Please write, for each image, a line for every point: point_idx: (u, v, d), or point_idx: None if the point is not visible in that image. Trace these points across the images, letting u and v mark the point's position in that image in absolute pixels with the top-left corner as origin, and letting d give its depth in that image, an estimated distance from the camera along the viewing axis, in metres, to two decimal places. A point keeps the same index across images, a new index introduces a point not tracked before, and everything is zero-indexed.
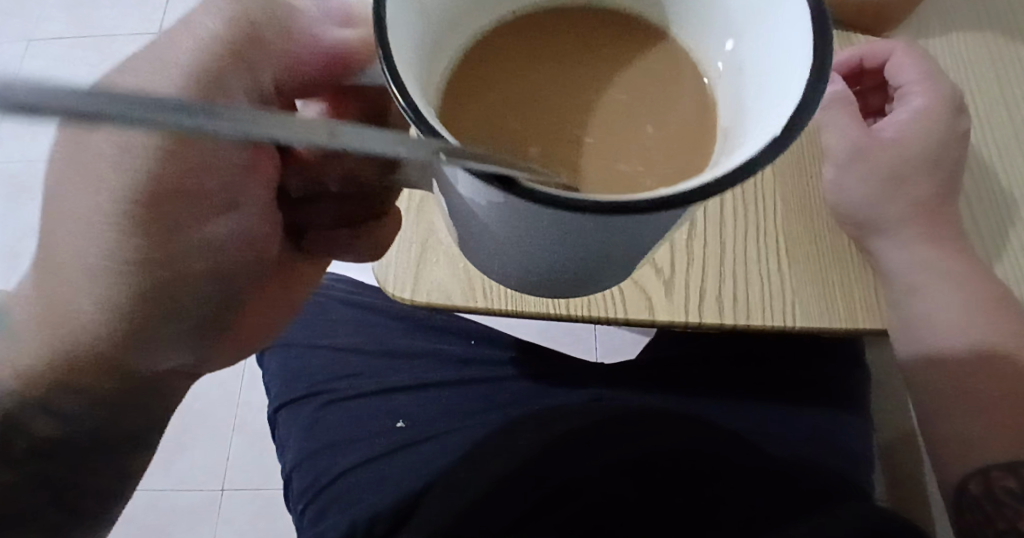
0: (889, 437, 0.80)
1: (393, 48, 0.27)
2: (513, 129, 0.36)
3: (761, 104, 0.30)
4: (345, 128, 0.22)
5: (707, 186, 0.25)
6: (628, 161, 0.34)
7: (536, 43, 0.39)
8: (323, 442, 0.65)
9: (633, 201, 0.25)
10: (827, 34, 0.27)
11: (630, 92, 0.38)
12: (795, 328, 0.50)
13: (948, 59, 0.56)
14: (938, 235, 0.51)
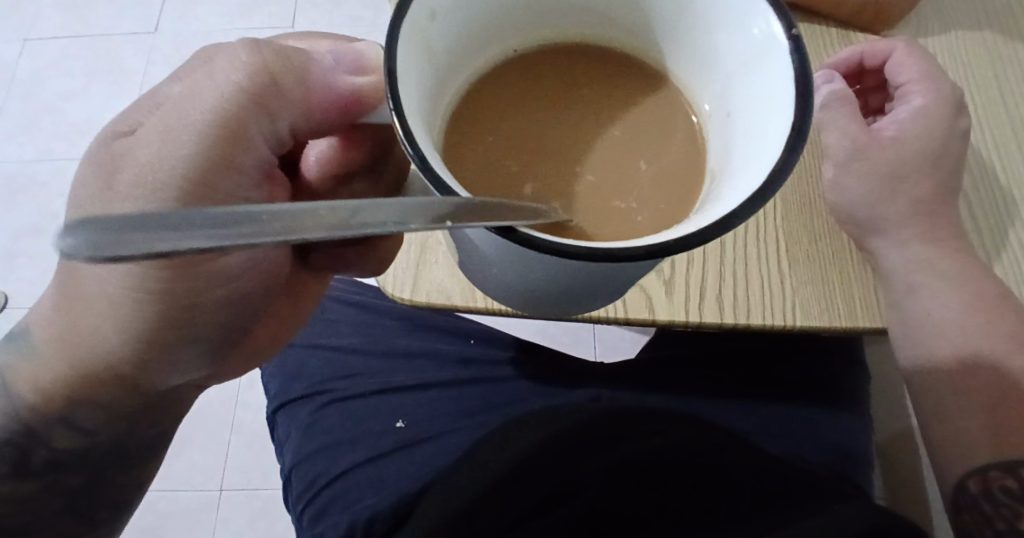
0: (889, 434, 0.80)
1: (403, 95, 0.29)
2: (512, 165, 0.37)
3: (746, 152, 0.31)
4: (370, 209, 0.22)
5: (691, 238, 0.27)
6: (622, 197, 0.36)
7: (534, 71, 0.40)
8: (322, 442, 0.64)
9: (623, 250, 0.27)
10: (809, 97, 0.29)
11: (625, 123, 0.39)
12: (795, 327, 0.50)
13: (948, 58, 0.56)
14: (938, 234, 0.51)
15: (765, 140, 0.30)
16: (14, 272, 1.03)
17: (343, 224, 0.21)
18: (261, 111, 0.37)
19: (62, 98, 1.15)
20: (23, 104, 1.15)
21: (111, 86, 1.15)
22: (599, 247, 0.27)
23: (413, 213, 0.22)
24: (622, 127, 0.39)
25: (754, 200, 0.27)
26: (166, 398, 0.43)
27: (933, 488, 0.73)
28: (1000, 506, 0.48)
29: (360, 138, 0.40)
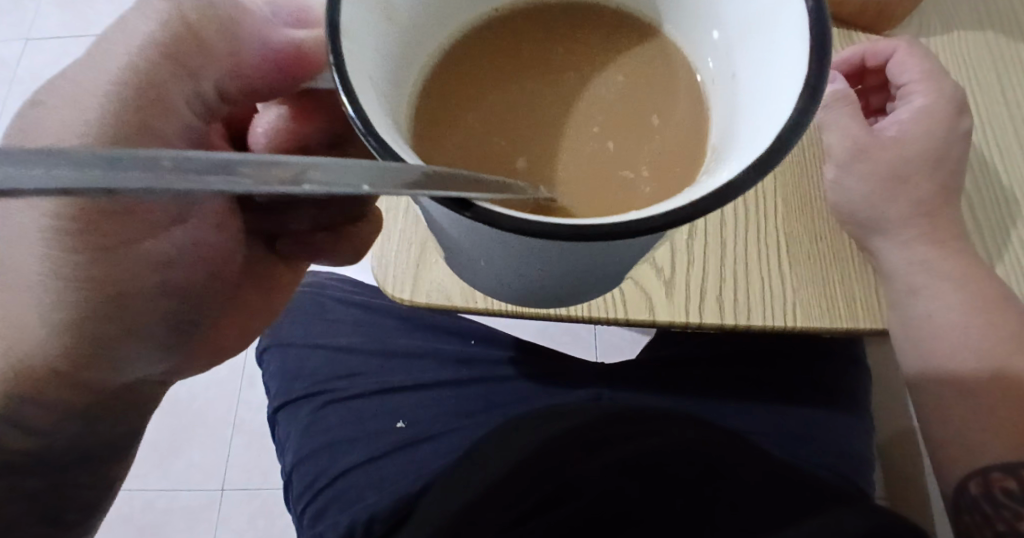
0: (889, 434, 0.80)
1: (348, 57, 0.26)
2: (494, 143, 0.36)
3: (751, 107, 0.29)
4: (330, 164, 0.20)
5: (680, 212, 0.24)
6: (620, 173, 0.34)
7: (512, 47, 0.39)
8: (322, 441, 0.64)
9: (606, 226, 0.24)
10: (826, 34, 0.26)
11: (614, 99, 0.37)
12: (795, 327, 0.50)
13: (950, 58, 0.56)
14: (939, 235, 0.50)
15: (772, 99, 0.27)
16: None
17: (304, 179, 0.19)
18: (180, 67, 0.35)
19: None
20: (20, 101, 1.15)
21: None
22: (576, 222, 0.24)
23: (368, 177, 0.21)
24: (613, 95, 0.38)
25: (755, 167, 0.25)
26: (126, 393, 0.42)
27: (933, 488, 0.73)
28: (1001, 507, 0.48)
29: (316, 109, 0.37)
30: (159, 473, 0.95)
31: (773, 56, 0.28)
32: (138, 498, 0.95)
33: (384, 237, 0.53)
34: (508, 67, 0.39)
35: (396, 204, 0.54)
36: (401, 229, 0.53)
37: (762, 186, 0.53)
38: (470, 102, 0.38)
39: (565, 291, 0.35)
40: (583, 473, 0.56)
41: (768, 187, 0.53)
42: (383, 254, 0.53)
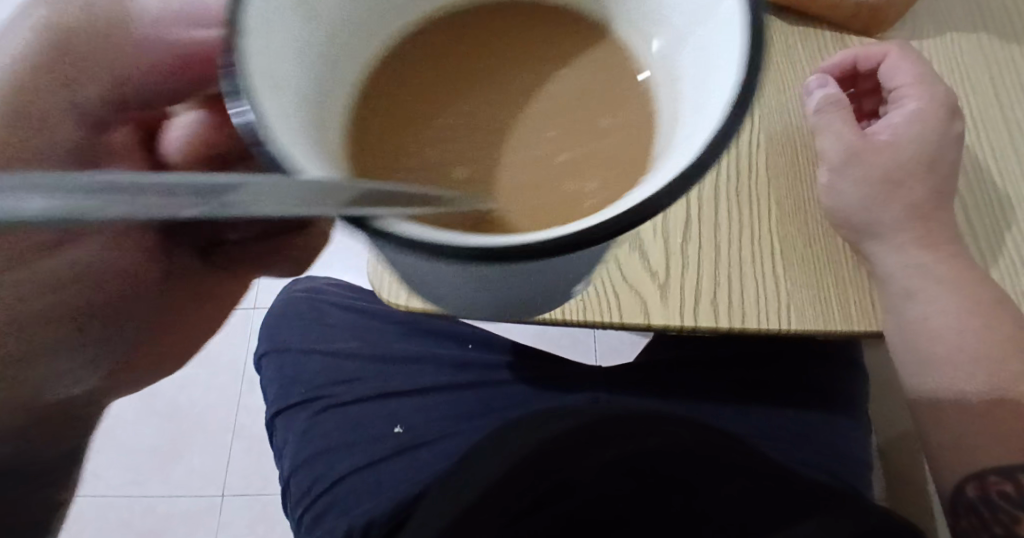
0: (889, 435, 0.80)
1: (249, 57, 0.23)
2: (435, 158, 0.30)
3: (688, 110, 0.25)
4: (254, 183, 0.18)
5: (616, 222, 0.21)
6: (571, 184, 0.28)
7: (458, 46, 0.34)
8: (320, 446, 0.65)
9: (530, 242, 0.21)
10: (757, 23, 0.23)
11: (572, 101, 0.31)
12: (790, 331, 0.50)
13: (943, 61, 0.56)
14: (934, 238, 0.50)
15: (716, 72, 0.24)
16: None
17: (214, 202, 0.17)
18: (56, 75, 0.31)
19: None
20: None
21: None
22: (496, 240, 0.21)
23: (304, 197, 0.19)
24: (568, 98, 0.32)
25: (694, 168, 0.21)
26: (83, 411, 0.39)
27: (932, 490, 0.73)
28: (999, 510, 0.49)
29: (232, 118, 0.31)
30: (159, 479, 0.95)
31: (718, 47, 0.24)
32: (139, 504, 0.95)
33: None
34: (453, 70, 0.33)
35: None
36: None
37: (756, 190, 0.53)
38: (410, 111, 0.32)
39: (523, 302, 0.33)
40: (580, 474, 0.56)
41: (761, 191, 0.53)
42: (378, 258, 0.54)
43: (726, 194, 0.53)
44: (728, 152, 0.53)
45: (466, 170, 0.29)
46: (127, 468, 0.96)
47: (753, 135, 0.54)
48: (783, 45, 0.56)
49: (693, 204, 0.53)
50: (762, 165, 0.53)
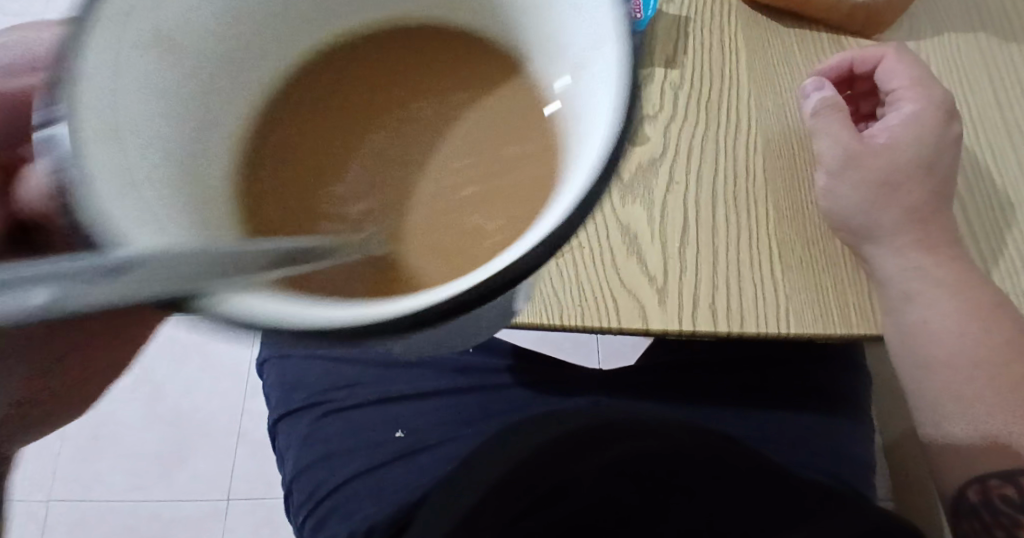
0: (892, 435, 0.80)
1: (87, 122, 0.22)
2: (325, 198, 0.29)
3: (570, 152, 0.25)
4: (88, 274, 0.17)
5: (496, 283, 0.21)
6: (467, 219, 0.27)
7: (343, 74, 0.31)
8: (322, 452, 0.65)
9: (407, 312, 0.20)
10: (631, 70, 0.23)
11: (465, 130, 0.30)
12: (790, 334, 0.50)
13: (940, 61, 0.56)
14: (932, 241, 0.50)
15: (597, 112, 0.24)
16: None
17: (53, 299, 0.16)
18: None
19: None
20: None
21: None
22: (369, 315, 0.20)
23: (166, 284, 0.18)
24: (462, 124, 0.30)
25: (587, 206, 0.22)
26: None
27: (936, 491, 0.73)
28: (1000, 514, 0.49)
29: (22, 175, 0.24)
30: (163, 484, 0.96)
31: (597, 92, 0.24)
32: (143, 510, 0.95)
33: None
34: (339, 100, 0.31)
35: None
36: None
37: (754, 193, 0.53)
38: (296, 146, 0.30)
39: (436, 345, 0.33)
40: (581, 475, 0.56)
41: (759, 194, 0.53)
42: None
43: (723, 197, 0.53)
44: (725, 155, 0.53)
45: (360, 209, 0.28)
46: (131, 474, 0.96)
47: (751, 139, 0.54)
48: (779, 48, 0.56)
49: (691, 207, 0.52)
50: (760, 169, 0.53)
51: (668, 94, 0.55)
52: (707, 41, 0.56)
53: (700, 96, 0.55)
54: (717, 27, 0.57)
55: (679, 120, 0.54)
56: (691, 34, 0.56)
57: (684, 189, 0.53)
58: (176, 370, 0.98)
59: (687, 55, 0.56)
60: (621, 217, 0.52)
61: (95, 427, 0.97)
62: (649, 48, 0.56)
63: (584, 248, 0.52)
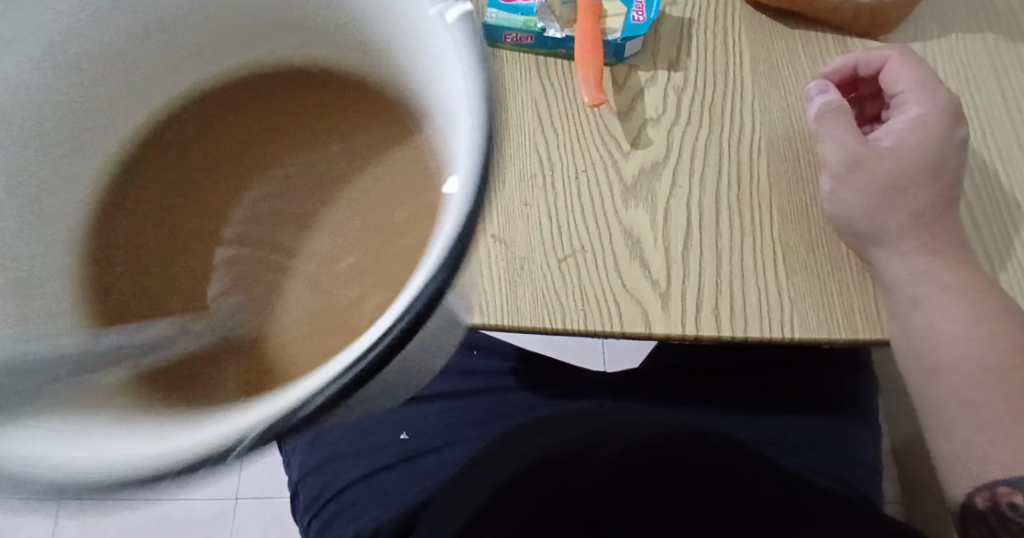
0: (901, 437, 0.79)
1: None
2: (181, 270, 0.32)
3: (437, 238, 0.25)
4: None
5: (310, 403, 0.22)
6: (343, 294, 0.29)
7: (214, 132, 0.34)
8: (327, 455, 0.65)
9: (220, 444, 0.21)
10: (482, 172, 0.23)
11: (328, 191, 0.32)
12: (794, 338, 0.49)
13: (947, 61, 0.55)
14: (938, 245, 0.50)
15: (453, 206, 0.24)
16: None
17: None
18: None
19: None
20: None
21: None
22: (180, 453, 0.21)
23: None
24: (322, 183, 0.32)
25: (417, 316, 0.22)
26: None
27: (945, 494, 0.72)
28: (1010, 522, 0.48)
29: None
30: None
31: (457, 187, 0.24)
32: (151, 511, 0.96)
33: None
34: (217, 162, 0.33)
35: None
36: None
37: (758, 198, 0.52)
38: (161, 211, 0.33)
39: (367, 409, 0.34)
40: (589, 473, 0.55)
41: (763, 198, 0.52)
42: None
43: (727, 201, 0.52)
44: (729, 159, 0.53)
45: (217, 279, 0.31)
46: None
47: (754, 141, 0.54)
48: (784, 50, 0.56)
49: (694, 210, 0.52)
50: (764, 172, 0.53)
51: (672, 97, 0.55)
52: (710, 43, 0.56)
53: (703, 99, 0.55)
54: (720, 29, 0.56)
55: (683, 124, 0.54)
56: (695, 36, 0.56)
57: (688, 192, 0.53)
58: None
59: (690, 57, 0.56)
60: (624, 220, 0.52)
61: None
62: (651, 50, 0.56)
63: (587, 251, 0.51)
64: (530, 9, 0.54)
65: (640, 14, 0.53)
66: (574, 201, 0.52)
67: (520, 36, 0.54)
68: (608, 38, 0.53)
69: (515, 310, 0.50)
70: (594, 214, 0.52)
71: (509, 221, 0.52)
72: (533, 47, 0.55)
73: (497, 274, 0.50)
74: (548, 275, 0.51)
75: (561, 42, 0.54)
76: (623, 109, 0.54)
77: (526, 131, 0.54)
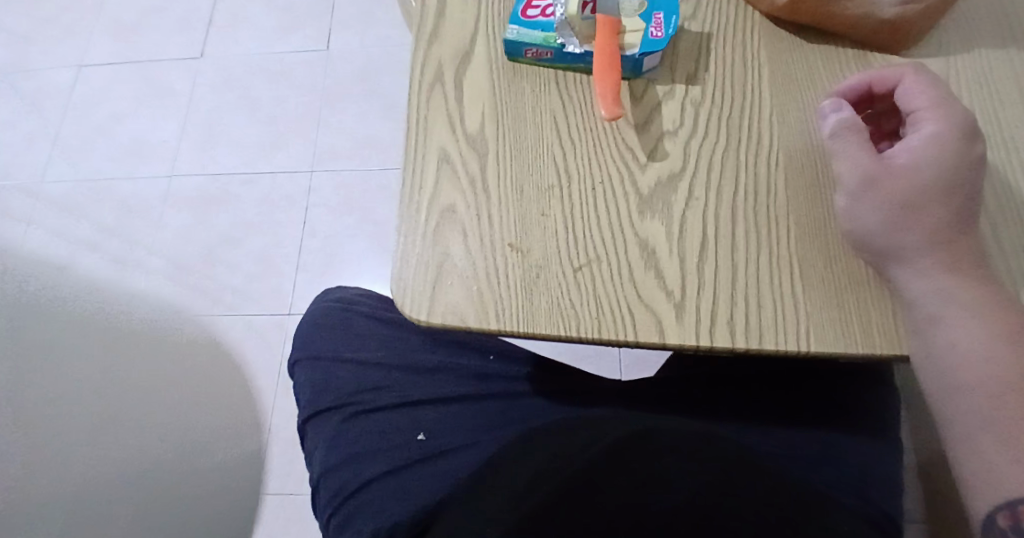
0: (929, 456, 0.78)
1: None
2: None
3: None
4: None
5: None
6: None
7: None
8: (348, 452, 0.66)
9: None
10: None
11: None
12: (809, 351, 0.49)
13: (970, 77, 0.55)
14: (958, 262, 0.49)
15: None
16: None
17: None
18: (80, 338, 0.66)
19: (115, 120, 1.30)
20: (91, 130, 1.30)
21: (161, 109, 1.30)
22: None
23: None
24: None
25: None
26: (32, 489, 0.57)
27: None
28: None
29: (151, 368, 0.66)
30: None
31: None
32: None
33: (401, 261, 0.53)
34: None
35: (410, 229, 0.54)
36: (420, 252, 0.53)
37: (774, 211, 0.53)
38: None
39: None
40: (609, 473, 0.55)
41: (779, 212, 0.52)
42: (402, 276, 0.53)
43: (743, 213, 0.53)
44: (745, 172, 0.54)
45: None
46: None
47: (772, 154, 0.54)
48: (804, 63, 0.56)
49: (710, 221, 0.53)
50: (781, 185, 0.53)
51: (689, 110, 0.55)
52: (729, 57, 0.57)
53: (719, 113, 0.55)
54: (740, 42, 0.57)
55: (700, 136, 0.55)
56: (713, 49, 0.57)
57: (704, 204, 0.53)
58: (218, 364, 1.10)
59: (709, 71, 0.56)
60: (639, 231, 0.53)
61: None
62: (670, 64, 0.57)
63: (602, 261, 0.52)
64: (550, 26, 0.56)
65: (659, 30, 0.55)
66: (588, 212, 0.53)
67: (540, 51, 0.56)
68: (626, 52, 0.55)
69: (529, 316, 0.51)
70: (609, 225, 0.53)
71: (525, 231, 0.53)
72: (553, 61, 0.57)
73: (512, 284, 0.52)
74: (562, 285, 0.52)
75: (580, 57, 0.56)
76: (640, 122, 0.55)
77: (543, 145, 0.55)
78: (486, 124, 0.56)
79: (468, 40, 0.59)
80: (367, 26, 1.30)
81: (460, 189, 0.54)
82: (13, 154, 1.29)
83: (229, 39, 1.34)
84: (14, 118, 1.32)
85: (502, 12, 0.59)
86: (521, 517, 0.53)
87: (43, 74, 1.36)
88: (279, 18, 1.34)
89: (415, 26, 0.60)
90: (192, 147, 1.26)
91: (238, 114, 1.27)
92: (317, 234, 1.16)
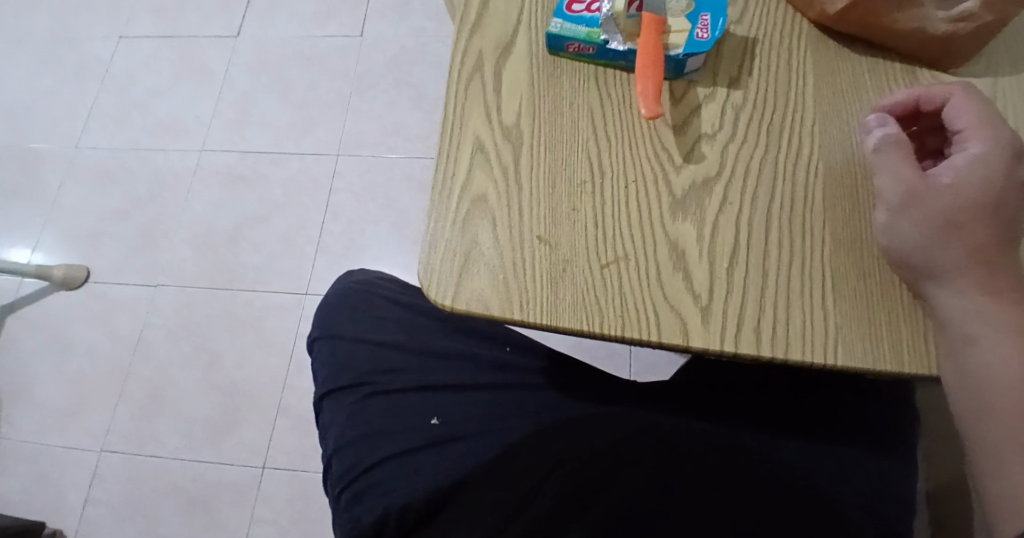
0: (947, 480, 0.78)
1: None
2: None
3: None
4: None
5: None
6: None
7: None
8: (361, 432, 0.66)
9: None
10: None
11: None
12: (836, 363, 0.49)
13: (1017, 99, 0.54)
14: (995, 286, 0.48)
15: None
16: (101, 249, 1.19)
17: None
18: None
19: (152, 93, 1.31)
20: (127, 102, 1.31)
21: (197, 85, 1.31)
22: None
23: None
24: None
25: None
26: None
27: None
28: None
29: None
30: (209, 448, 1.06)
31: None
32: (188, 471, 1.05)
33: (430, 245, 0.53)
34: None
35: (442, 213, 0.54)
36: (449, 237, 0.53)
37: (808, 219, 0.52)
38: None
39: None
40: (620, 469, 0.56)
41: (814, 220, 0.52)
42: (429, 261, 0.53)
43: (777, 220, 0.52)
44: (783, 180, 0.53)
45: None
46: (182, 434, 1.07)
47: (811, 164, 0.53)
48: (849, 74, 0.56)
49: (743, 226, 0.52)
50: (818, 195, 0.52)
51: (729, 114, 0.55)
52: (773, 63, 0.56)
53: (759, 119, 0.55)
54: (785, 49, 0.56)
55: (738, 141, 0.54)
56: (758, 55, 0.56)
57: (737, 210, 0.53)
58: (233, 339, 1.11)
59: (751, 77, 0.56)
60: (670, 232, 0.52)
61: (154, 389, 1.10)
62: (712, 68, 0.56)
63: (630, 259, 0.52)
64: (595, 22, 0.56)
65: (704, 32, 0.54)
66: (620, 209, 0.53)
67: (582, 46, 0.56)
68: (669, 52, 0.54)
69: (554, 309, 0.51)
70: (640, 223, 0.53)
71: (555, 224, 0.53)
72: (595, 57, 0.56)
73: (539, 276, 0.52)
74: (589, 280, 0.51)
75: (622, 55, 0.55)
76: (678, 123, 0.55)
77: (578, 141, 0.55)
78: (523, 116, 0.56)
79: (511, 32, 0.58)
80: (403, 15, 1.29)
81: (493, 179, 0.54)
82: (52, 121, 1.32)
83: (268, 21, 1.34)
84: (54, 86, 1.35)
85: (548, 6, 0.59)
86: (542, 509, 0.55)
87: (85, 45, 1.38)
88: (317, 2, 1.34)
89: (460, 15, 0.60)
90: (224, 124, 1.27)
91: (271, 95, 1.27)
92: (340, 218, 1.17)
